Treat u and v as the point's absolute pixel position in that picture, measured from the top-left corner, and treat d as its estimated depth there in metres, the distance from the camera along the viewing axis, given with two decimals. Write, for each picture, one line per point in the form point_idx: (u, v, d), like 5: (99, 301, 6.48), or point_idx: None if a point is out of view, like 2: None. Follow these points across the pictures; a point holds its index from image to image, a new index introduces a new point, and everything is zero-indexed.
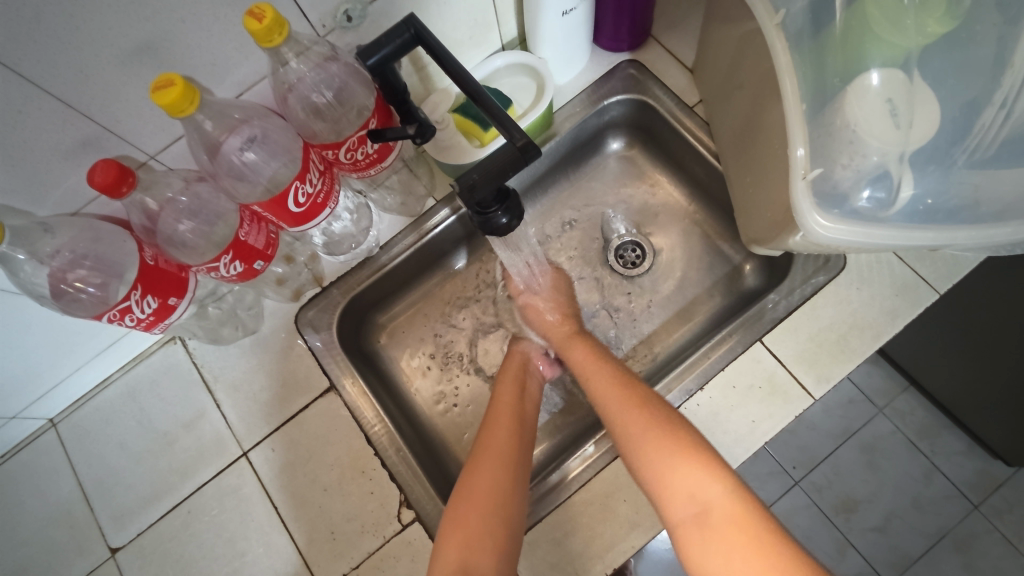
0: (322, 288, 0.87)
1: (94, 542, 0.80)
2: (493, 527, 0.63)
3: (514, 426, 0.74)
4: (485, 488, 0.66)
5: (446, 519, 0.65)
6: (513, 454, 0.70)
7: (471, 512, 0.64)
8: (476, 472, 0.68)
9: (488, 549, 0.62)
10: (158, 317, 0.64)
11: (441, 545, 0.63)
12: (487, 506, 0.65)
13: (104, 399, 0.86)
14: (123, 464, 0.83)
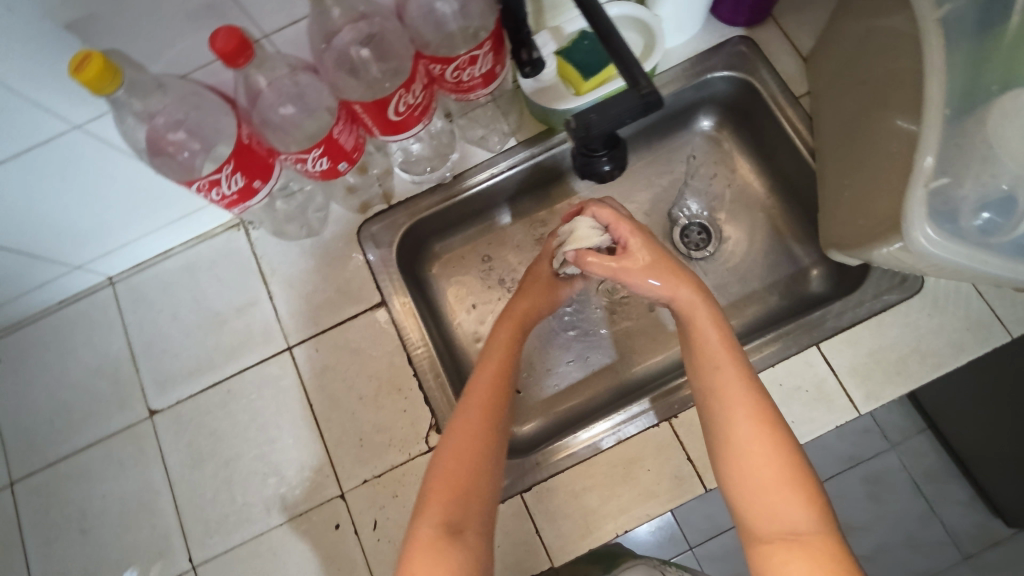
0: (389, 206, 0.87)
1: (135, 400, 0.84)
2: (475, 482, 0.59)
3: (495, 389, 0.65)
4: (468, 449, 0.60)
5: (426, 473, 0.61)
6: (496, 407, 0.63)
7: (451, 471, 0.59)
8: (458, 427, 0.62)
9: (466, 509, 0.58)
10: (240, 197, 0.64)
11: (422, 504, 0.59)
12: (468, 463, 0.60)
13: (164, 269, 0.89)
14: (174, 333, 0.86)
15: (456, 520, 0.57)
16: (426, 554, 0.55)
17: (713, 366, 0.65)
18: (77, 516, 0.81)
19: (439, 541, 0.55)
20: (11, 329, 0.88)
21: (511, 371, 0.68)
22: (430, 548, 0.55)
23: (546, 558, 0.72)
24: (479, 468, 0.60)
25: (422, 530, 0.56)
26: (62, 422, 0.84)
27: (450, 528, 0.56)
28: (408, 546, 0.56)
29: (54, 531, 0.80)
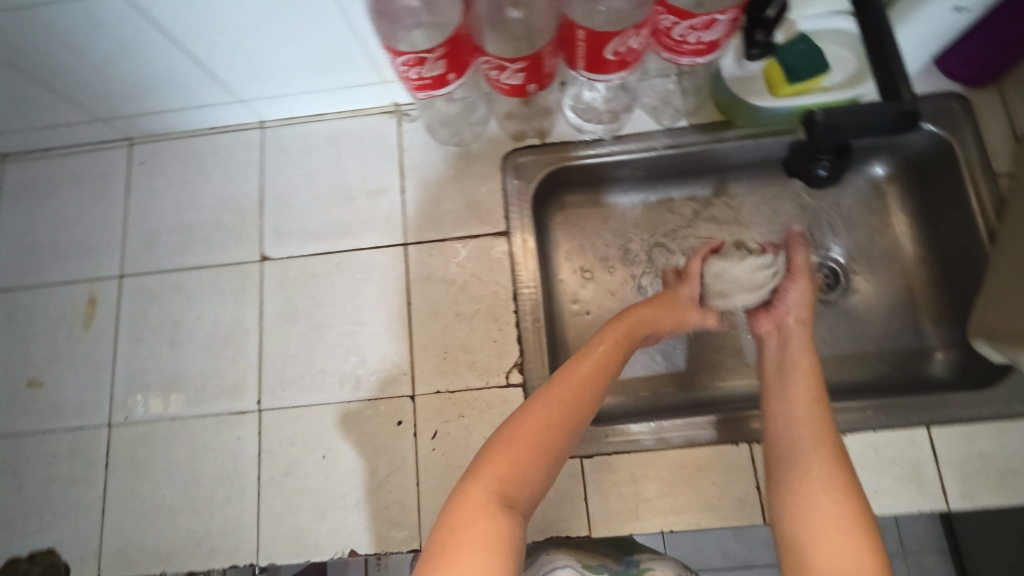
0: (540, 142, 0.87)
1: (252, 241, 0.87)
2: (539, 467, 0.52)
3: (586, 386, 0.58)
4: (544, 428, 0.53)
5: (494, 433, 0.54)
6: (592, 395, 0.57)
7: (523, 444, 0.52)
8: (535, 405, 0.55)
9: (524, 489, 0.50)
10: (432, 85, 0.65)
11: (478, 464, 0.51)
12: (538, 446, 0.52)
13: (312, 130, 0.90)
14: (304, 193, 0.88)
15: (514, 494, 0.49)
16: (477, 514, 0.47)
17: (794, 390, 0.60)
18: (170, 326, 0.85)
19: (494, 506, 0.48)
20: (160, 137, 0.92)
21: (605, 381, 0.60)
22: (482, 510, 0.47)
23: (587, 528, 0.72)
24: (547, 453, 0.52)
25: (475, 489, 0.48)
26: (181, 238, 0.88)
27: (506, 500, 0.49)
28: (456, 500, 0.48)
29: (146, 331, 0.85)
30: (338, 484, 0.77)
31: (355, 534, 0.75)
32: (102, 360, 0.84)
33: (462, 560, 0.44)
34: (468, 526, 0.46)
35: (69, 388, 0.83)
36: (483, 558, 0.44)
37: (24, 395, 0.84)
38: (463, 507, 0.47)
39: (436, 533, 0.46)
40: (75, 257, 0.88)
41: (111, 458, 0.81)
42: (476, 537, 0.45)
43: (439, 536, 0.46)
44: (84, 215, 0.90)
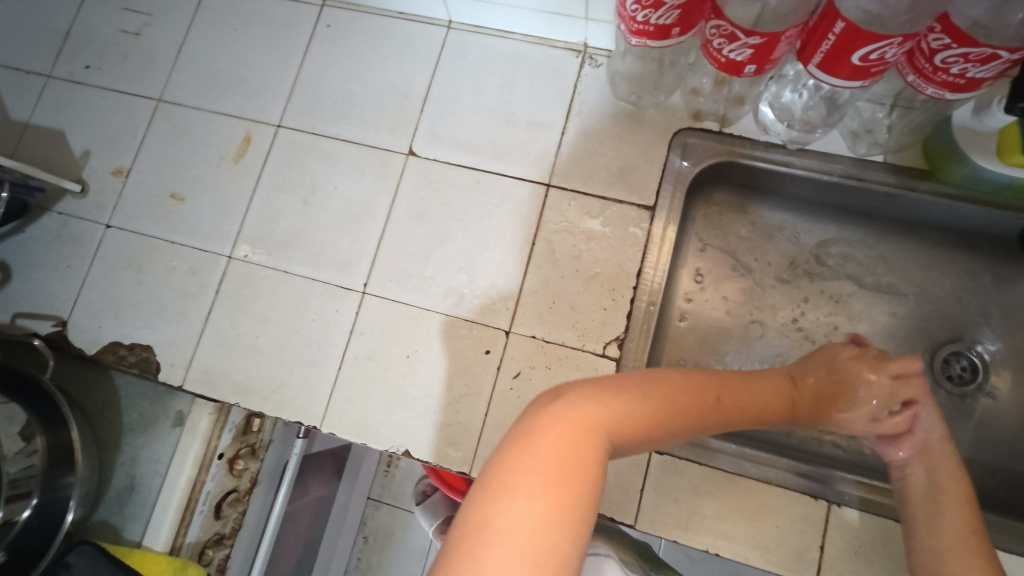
0: (719, 129, 0.82)
1: (405, 133, 0.88)
2: (653, 430, 0.47)
3: (721, 400, 0.54)
4: (672, 401, 0.49)
5: (619, 378, 0.49)
6: (717, 404, 0.53)
7: (646, 397, 0.47)
8: (675, 381, 0.51)
9: (631, 441, 0.45)
10: (655, 33, 0.63)
11: (602, 390, 0.46)
12: (663, 410, 0.48)
13: (495, 45, 0.89)
14: (467, 104, 0.88)
15: (622, 440, 0.44)
16: (583, 429, 0.41)
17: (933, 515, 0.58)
18: (307, 186, 0.87)
19: (602, 432, 0.42)
20: (351, 6, 0.93)
21: (733, 397, 0.55)
22: (590, 428, 0.42)
23: (633, 519, 0.71)
24: (662, 423, 0.48)
25: (589, 408, 0.43)
26: (341, 108, 0.90)
27: (615, 437, 0.44)
28: (565, 406, 0.43)
29: (286, 184, 0.88)
30: (412, 387, 0.79)
31: (414, 438, 0.77)
32: (241, 197, 0.88)
33: (553, 466, 0.39)
34: (569, 435, 0.41)
35: (206, 210, 0.88)
36: (576, 471, 0.39)
37: (166, 204, 0.89)
38: (569, 416, 0.42)
39: (532, 431, 0.42)
40: (245, 95, 0.92)
41: (223, 286, 0.85)
42: (575, 450, 0.40)
43: (532, 429, 0.42)
44: (264, 57, 0.93)
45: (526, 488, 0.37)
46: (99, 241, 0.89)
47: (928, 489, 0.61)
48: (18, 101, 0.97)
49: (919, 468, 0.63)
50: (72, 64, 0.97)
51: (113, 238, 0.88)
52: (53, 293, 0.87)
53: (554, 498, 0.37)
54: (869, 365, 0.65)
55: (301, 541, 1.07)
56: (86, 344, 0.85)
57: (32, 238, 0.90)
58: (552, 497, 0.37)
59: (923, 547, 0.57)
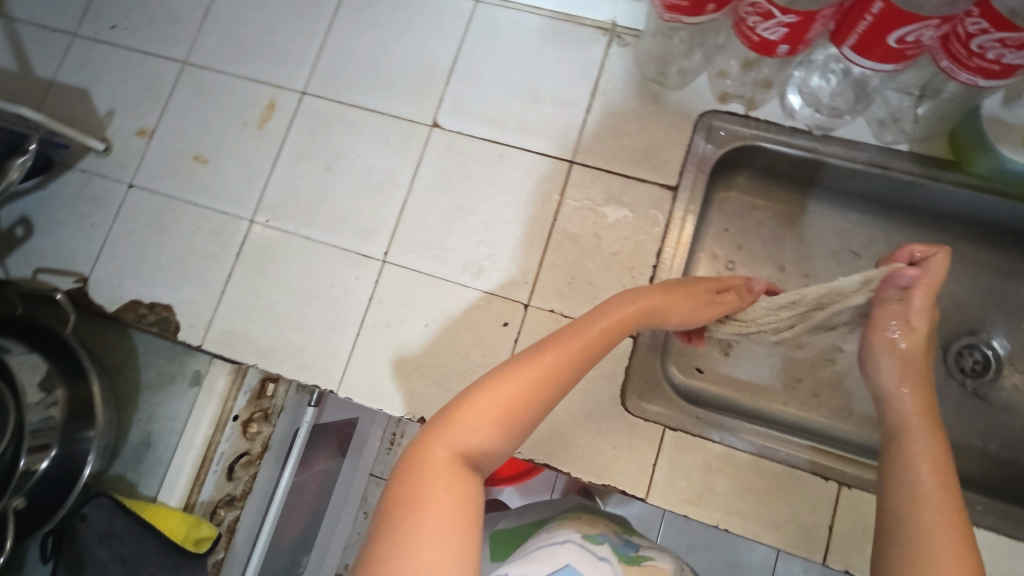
0: (744, 113, 0.82)
1: (430, 105, 0.88)
2: (517, 419, 0.52)
3: (585, 352, 0.57)
4: (518, 391, 0.52)
5: (465, 392, 0.54)
6: (572, 371, 0.55)
7: (492, 405, 0.51)
8: (526, 363, 0.54)
9: (489, 448, 0.51)
10: (689, 8, 0.63)
11: (449, 418, 0.51)
12: (511, 410, 0.52)
13: (523, 21, 0.89)
14: (492, 78, 0.88)
15: (479, 452, 0.50)
16: (438, 471, 0.48)
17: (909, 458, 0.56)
18: (330, 154, 0.88)
19: (453, 463, 0.48)
20: None
21: (591, 359, 0.58)
22: (445, 466, 0.48)
23: (644, 494, 0.72)
24: (512, 417, 0.52)
25: (438, 446, 0.49)
26: (367, 77, 0.90)
27: (469, 457, 0.50)
28: (419, 452, 0.49)
29: (309, 150, 0.88)
30: (429, 357, 0.80)
31: (430, 406, 0.78)
32: (263, 162, 0.88)
33: (419, 516, 0.45)
34: (428, 483, 0.47)
35: (229, 173, 0.88)
36: (439, 508, 0.45)
37: (190, 165, 0.89)
38: (421, 462, 0.48)
39: (397, 487, 0.48)
40: (270, 60, 0.92)
41: (244, 250, 0.85)
42: (437, 493, 0.46)
43: (401, 478, 0.48)
44: (290, 24, 0.93)
45: (406, 543, 0.43)
46: (122, 201, 0.89)
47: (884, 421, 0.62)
48: (43, 58, 0.97)
49: (888, 410, 0.62)
50: (97, 22, 0.97)
51: (135, 198, 0.89)
52: (75, 250, 0.88)
53: (433, 541, 0.43)
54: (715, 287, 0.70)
55: (306, 510, 1.09)
56: (106, 302, 0.86)
57: (55, 194, 0.90)
58: (428, 539, 0.43)
59: (901, 488, 0.54)
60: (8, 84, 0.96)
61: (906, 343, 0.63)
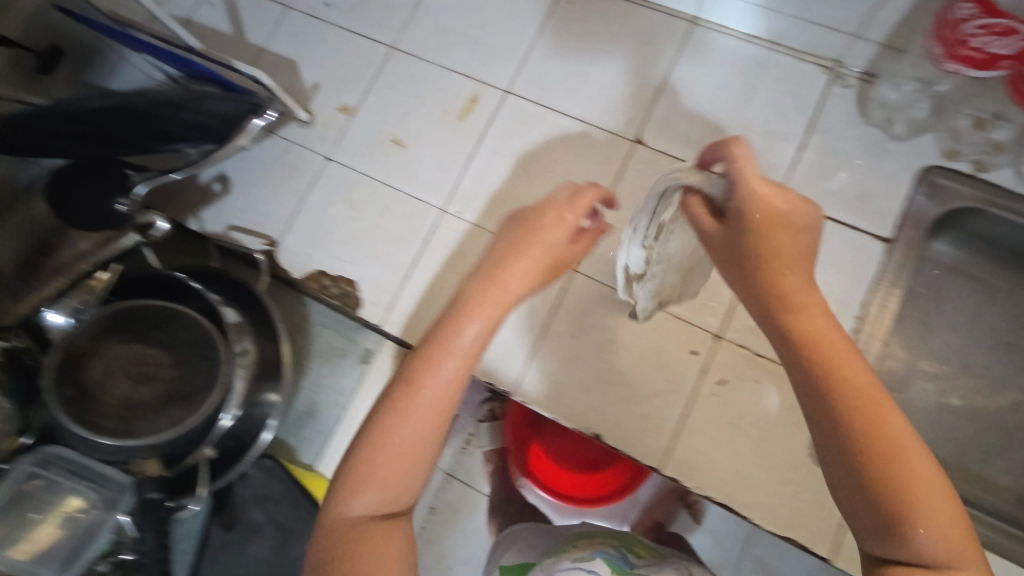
0: (976, 174, 0.77)
1: (634, 121, 0.87)
2: (417, 453, 0.54)
3: (459, 374, 0.55)
4: (412, 427, 0.54)
5: (357, 448, 0.55)
6: (457, 388, 0.55)
7: (387, 461, 0.53)
8: (404, 401, 0.54)
9: (392, 494, 0.53)
10: (981, 61, 0.68)
11: (351, 481, 0.53)
12: (404, 459, 0.53)
13: (739, 50, 0.88)
14: (702, 102, 0.87)
15: (382, 500, 0.53)
16: (367, 539, 0.51)
17: (841, 377, 0.43)
18: (528, 155, 0.88)
19: (361, 527, 0.52)
20: None
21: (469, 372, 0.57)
22: (367, 532, 0.52)
23: (830, 556, 0.70)
24: (412, 469, 0.54)
25: (354, 509, 0.53)
26: (572, 84, 0.90)
27: (380, 508, 0.53)
28: (334, 520, 0.53)
29: (507, 149, 0.89)
30: (610, 373, 0.78)
31: (608, 424, 0.77)
32: (460, 154, 0.89)
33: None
34: (360, 548, 0.51)
35: (426, 161, 0.90)
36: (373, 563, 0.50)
37: (387, 147, 0.91)
38: (338, 531, 0.52)
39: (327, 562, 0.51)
40: (476, 55, 0.93)
41: (432, 237, 0.86)
42: (368, 549, 0.51)
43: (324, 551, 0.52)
44: (499, 21, 0.94)
45: None
46: (319, 172, 0.92)
47: (760, 315, 0.49)
48: (256, 25, 1.00)
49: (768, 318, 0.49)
50: None
51: (332, 171, 0.91)
52: (267, 213, 0.91)
53: None
54: (559, 205, 0.70)
55: None
56: (293, 267, 0.88)
57: (254, 156, 0.93)
58: None
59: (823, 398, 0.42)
60: (220, 45, 1.00)
61: (786, 207, 0.50)
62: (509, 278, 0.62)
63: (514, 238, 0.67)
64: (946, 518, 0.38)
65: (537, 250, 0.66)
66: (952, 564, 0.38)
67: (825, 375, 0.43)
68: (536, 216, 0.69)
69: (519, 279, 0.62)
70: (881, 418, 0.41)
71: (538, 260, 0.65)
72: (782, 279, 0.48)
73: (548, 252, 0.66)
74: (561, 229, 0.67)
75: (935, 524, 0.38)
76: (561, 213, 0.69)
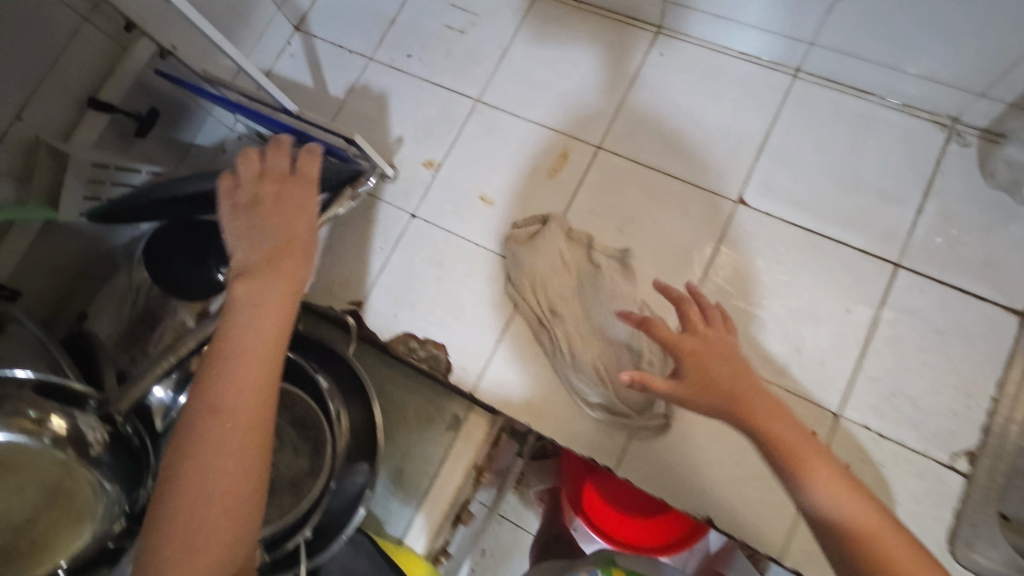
0: None
1: (736, 179, 0.83)
2: (240, 487, 0.48)
3: (255, 391, 0.50)
4: (210, 471, 0.47)
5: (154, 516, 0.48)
6: (259, 405, 0.50)
7: (206, 510, 0.47)
8: (199, 430, 0.48)
9: (225, 540, 0.47)
10: None
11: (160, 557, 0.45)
12: (217, 509, 0.47)
13: (846, 105, 0.83)
14: (809, 159, 0.82)
15: (224, 554, 0.47)
16: None
17: (808, 471, 0.49)
18: (623, 215, 0.85)
19: None
20: (690, 37, 0.90)
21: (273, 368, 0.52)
22: None
23: None
24: (232, 506, 0.47)
25: None
26: (668, 141, 0.87)
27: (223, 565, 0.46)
28: None
29: (600, 208, 0.86)
30: (721, 450, 0.74)
31: (717, 506, 0.73)
32: (551, 212, 0.87)
33: None
34: None
35: (516, 219, 0.87)
36: None
37: (475, 205, 0.89)
38: None
39: None
40: (565, 109, 0.91)
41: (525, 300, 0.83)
42: None
43: None
44: (588, 75, 0.92)
45: None
46: (403, 229, 0.90)
47: (718, 409, 0.55)
48: (337, 77, 1.00)
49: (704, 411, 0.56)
50: (394, 50, 0.99)
51: (419, 229, 0.90)
52: (354, 271, 0.90)
53: None
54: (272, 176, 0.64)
55: None
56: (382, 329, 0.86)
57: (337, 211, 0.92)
58: None
59: (782, 470, 0.50)
60: (301, 98, 1.00)
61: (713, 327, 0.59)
62: (250, 301, 0.54)
63: (245, 246, 0.58)
64: (887, 532, 0.46)
65: (283, 261, 0.57)
66: (857, 527, 0.46)
67: (795, 470, 0.50)
68: (252, 218, 0.60)
69: (269, 295, 0.54)
70: (805, 472, 0.49)
71: (282, 273, 0.56)
72: (712, 368, 0.56)
73: (299, 247, 0.59)
74: (300, 223, 0.61)
75: (833, 501, 0.47)
76: (302, 188, 0.64)
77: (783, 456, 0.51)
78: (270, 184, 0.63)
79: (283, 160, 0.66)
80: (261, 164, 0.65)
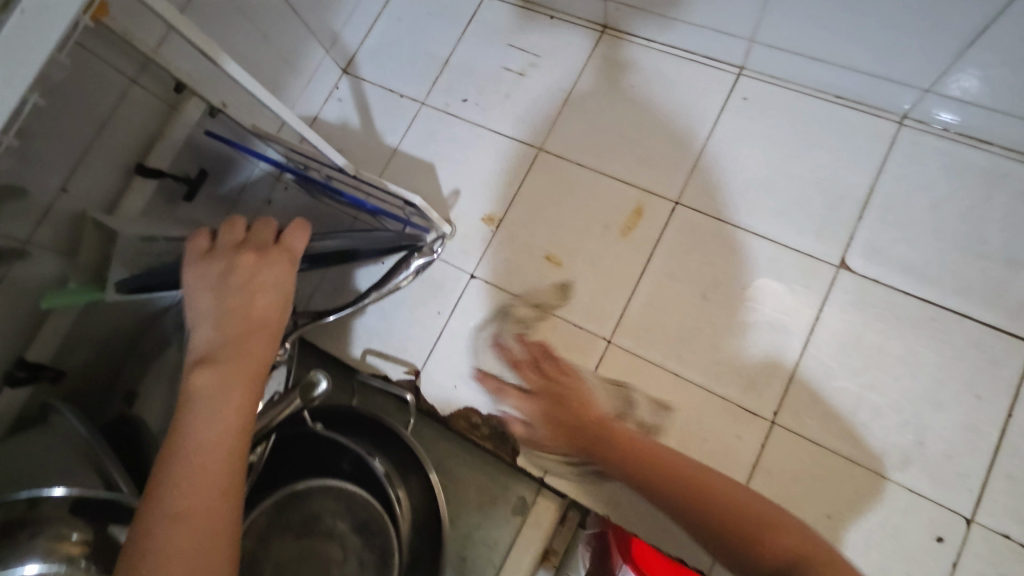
0: None
1: (837, 241, 0.75)
2: None
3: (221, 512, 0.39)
4: None
5: None
6: (222, 531, 0.38)
7: None
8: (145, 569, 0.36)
9: None
10: None
11: None
12: None
13: (964, 155, 0.74)
14: (921, 219, 0.73)
15: None
16: None
17: (686, 482, 0.61)
18: (707, 280, 0.77)
19: None
20: (777, 79, 0.82)
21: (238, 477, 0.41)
22: None
23: None
24: None
25: None
26: (756, 196, 0.79)
27: None
28: None
29: (679, 271, 0.78)
30: None
31: None
32: (626, 275, 0.79)
33: None
34: None
35: (586, 282, 0.80)
36: None
37: (540, 266, 0.82)
38: None
39: None
40: (638, 160, 0.83)
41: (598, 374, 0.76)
42: None
43: None
44: (662, 122, 0.84)
45: None
46: (463, 291, 0.83)
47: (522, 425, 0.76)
48: (388, 124, 0.94)
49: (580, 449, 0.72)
50: (448, 94, 0.93)
51: (478, 291, 0.83)
52: (409, 337, 0.83)
53: None
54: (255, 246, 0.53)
55: None
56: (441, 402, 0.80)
57: None
58: None
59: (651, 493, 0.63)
60: (350, 146, 0.94)
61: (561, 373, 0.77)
62: (206, 384, 0.43)
63: (209, 322, 0.47)
64: (735, 496, 0.57)
65: (254, 338, 0.47)
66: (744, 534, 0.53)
67: (679, 492, 0.60)
68: (219, 290, 0.49)
69: (232, 374, 0.44)
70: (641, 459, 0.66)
71: (251, 350, 0.46)
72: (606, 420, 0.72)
73: (271, 323, 0.49)
74: (274, 296, 0.50)
75: (718, 515, 0.56)
76: (283, 254, 0.53)
77: (659, 469, 0.64)
78: (246, 252, 0.52)
79: (267, 229, 0.55)
80: (244, 233, 0.54)
